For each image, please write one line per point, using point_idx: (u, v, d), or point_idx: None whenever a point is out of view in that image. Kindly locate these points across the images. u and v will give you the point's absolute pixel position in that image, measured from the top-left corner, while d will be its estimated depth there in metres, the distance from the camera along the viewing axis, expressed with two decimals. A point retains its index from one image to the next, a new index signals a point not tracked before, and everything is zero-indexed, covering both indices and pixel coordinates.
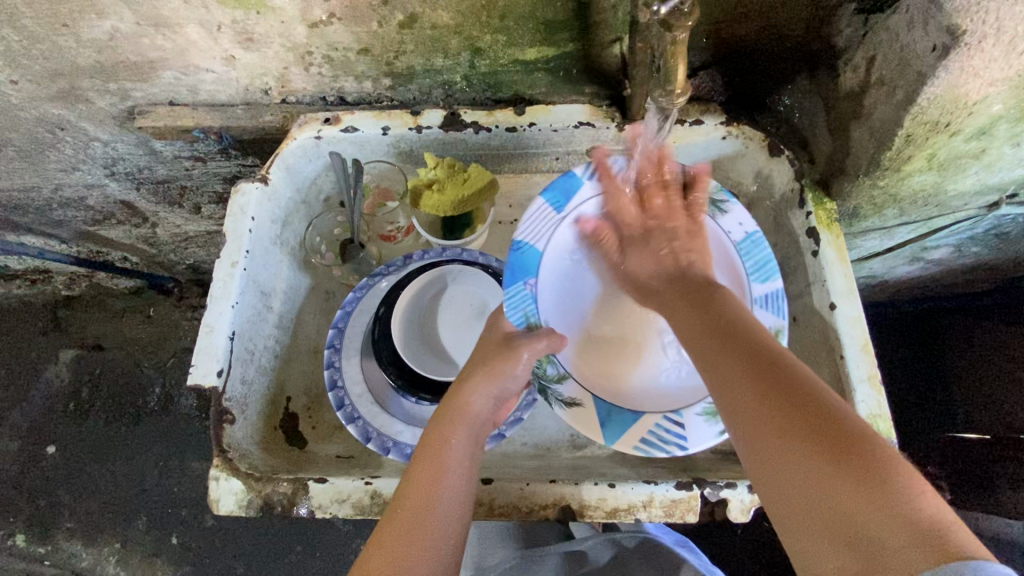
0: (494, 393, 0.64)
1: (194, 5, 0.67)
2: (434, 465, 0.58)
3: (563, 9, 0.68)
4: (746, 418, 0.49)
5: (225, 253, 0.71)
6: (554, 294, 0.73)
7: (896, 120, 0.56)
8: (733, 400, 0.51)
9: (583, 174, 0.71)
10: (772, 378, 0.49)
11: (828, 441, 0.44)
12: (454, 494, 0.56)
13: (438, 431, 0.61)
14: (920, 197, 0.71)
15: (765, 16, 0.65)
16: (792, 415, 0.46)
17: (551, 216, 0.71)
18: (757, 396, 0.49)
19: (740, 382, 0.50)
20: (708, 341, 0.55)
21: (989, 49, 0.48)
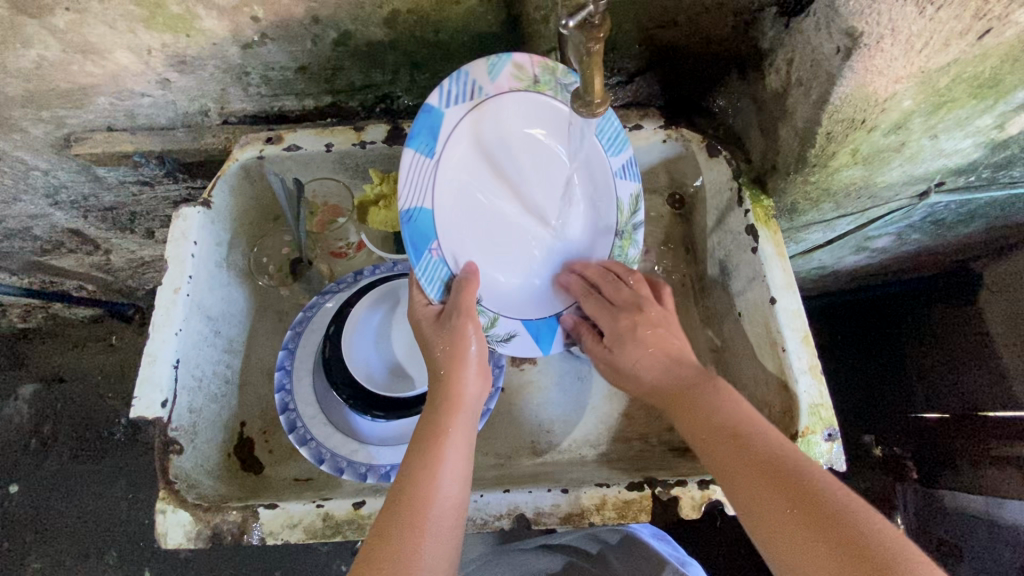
0: (478, 375, 0.64)
1: (121, 31, 0.65)
2: (432, 450, 0.58)
3: (494, 22, 0.68)
4: (776, 531, 0.49)
5: (167, 280, 0.70)
6: (454, 240, 0.66)
7: (815, 119, 0.58)
8: (764, 520, 0.51)
9: (441, 104, 0.60)
10: (794, 485, 0.50)
11: (859, 554, 0.44)
12: (452, 487, 0.56)
13: (427, 422, 0.61)
14: (851, 190, 0.73)
15: (691, 20, 0.67)
16: (826, 526, 0.47)
17: (426, 166, 0.60)
18: (785, 511, 0.49)
19: (765, 498, 0.51)
20: (729, 461, 0.56)
21: (890, 48, 0.49)
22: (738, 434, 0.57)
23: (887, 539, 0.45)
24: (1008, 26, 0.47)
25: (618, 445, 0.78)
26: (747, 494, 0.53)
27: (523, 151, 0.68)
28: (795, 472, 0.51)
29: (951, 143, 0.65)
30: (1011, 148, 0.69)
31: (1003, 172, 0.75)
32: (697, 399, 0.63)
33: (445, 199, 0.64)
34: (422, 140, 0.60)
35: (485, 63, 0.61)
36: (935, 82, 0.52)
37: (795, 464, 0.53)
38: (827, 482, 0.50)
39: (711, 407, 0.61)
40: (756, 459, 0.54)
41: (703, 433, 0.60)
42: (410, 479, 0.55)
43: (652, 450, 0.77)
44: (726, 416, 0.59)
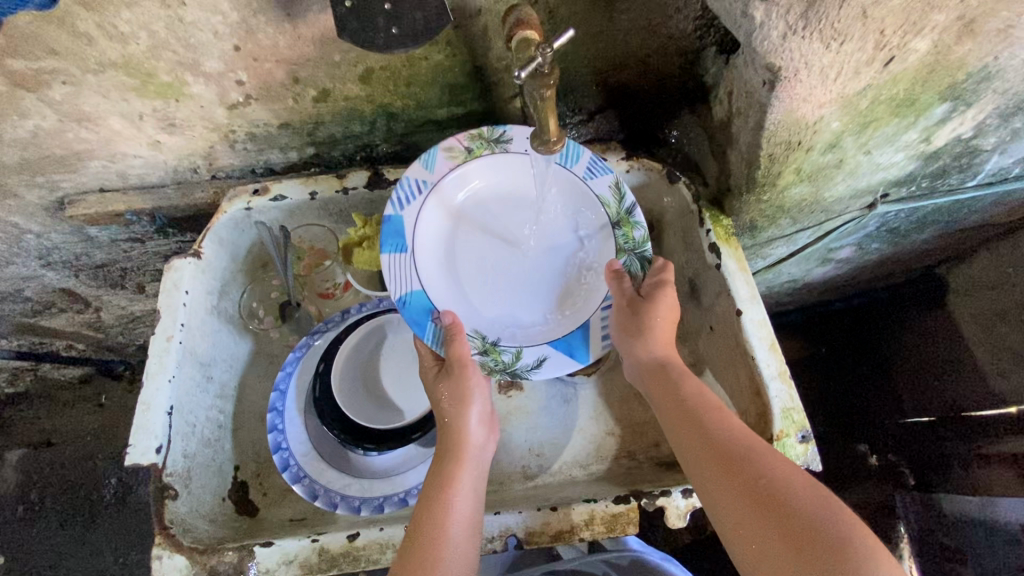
0: (482, 423, 0.68)
1: (114, 100, 0.70)
2: (441, 483, 0.62)
3: (461, 73, 0.74)
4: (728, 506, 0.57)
5: (160, 329, 0.72)
6: (461, 306, 0.73)
7: (756, 143, 0.62)
8: (717, 497, 0.58)
9: (396, 208, 0.72)
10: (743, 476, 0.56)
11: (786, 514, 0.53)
12: (462, 539, 0.58)
13: (438, 474, 0.63)
14: (803, 206, 0.79)
15: (642, 62, 0.75)
16: (755, 498, 0.55)
17: (403, 259, 0.71)
18: (732, 497, 0.56)
19: (715, 483, 0.58)
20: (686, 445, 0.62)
21: (806, 79, 0.52)
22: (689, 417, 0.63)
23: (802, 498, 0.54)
24: (910, 53, 0.52)
25: (606, 463, 0.80)
26: (703, 475, 0.60)
27: (498, 213, 0.76)
28: (747, 463, 0.57)
29: (885, 157, 0.70)
30: (942, 158, 0.74)
31: (940, 181, 0.81)
32: (666, 383, 0.67)
33: (435, 271, 0.73)
34: (390, 238, 0.71)
35: (421, 161, 0.73)
36: (856, 104, 0.57)
37: (743, 453, 0.58)
38: (781, 473, 0.55)
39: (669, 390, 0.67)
40: (711, 449, 0.60)
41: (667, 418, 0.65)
42: (427, 539, 0.57)
43: (639, 466, 0.79)
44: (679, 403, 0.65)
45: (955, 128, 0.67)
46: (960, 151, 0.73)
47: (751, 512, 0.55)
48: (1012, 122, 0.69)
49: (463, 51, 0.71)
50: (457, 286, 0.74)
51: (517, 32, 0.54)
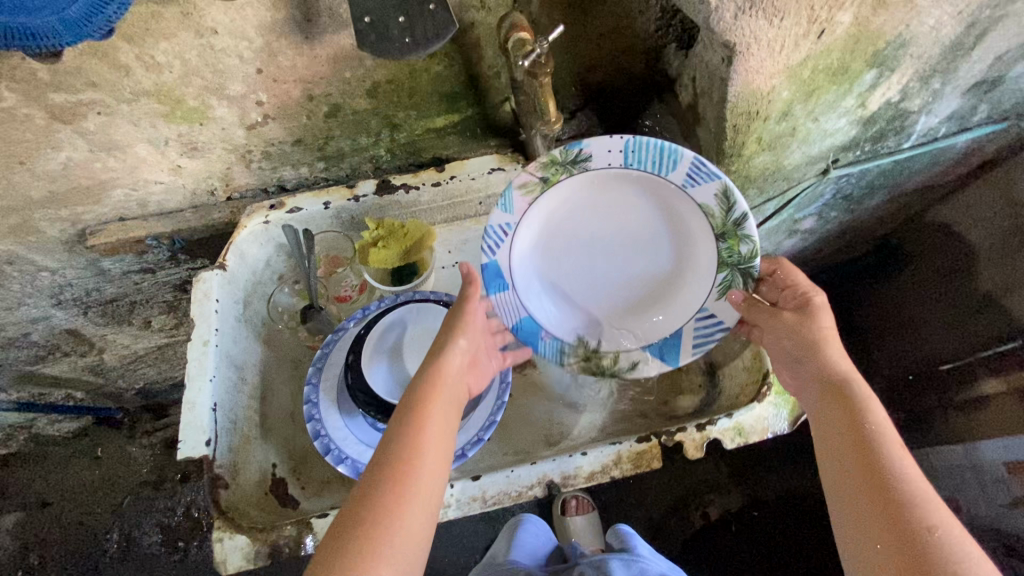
0: (464, 356, 0.70)
1: (143, 127, 0.76)
2: (418, 420, 0.62)
3: (457, 82, 0.83)
4: (843, 478, 0.56)
5: (196, 335, 0.77)
6: (568, 319, 0.79)
7: (721, 116, 0.72)
8: (837, 469, 0.57)
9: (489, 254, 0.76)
10: (895, 510, 0.51)
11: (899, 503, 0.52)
12: (428, 469, 0.58)
13: (416, 399, 0.64)
14: (767, 175, 0.89)
15: (613, 63, 0.85)
16: (879, 482, 0.54)
17: (506, 295, 0.77)
18: (872, 524, 0.52)
19: (854, 495, 0.55)
20: (830, 421, 0.60)
21: (757, 53, 0.62)
22: (840, 400, 0.61)
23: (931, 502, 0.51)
24: (837, 26, 0.63)
25: (622, 424, 0.87)
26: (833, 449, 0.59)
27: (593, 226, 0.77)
28: (912, 504, 0.51)
29: (831, 124, 0.82)
30: (878, 122, 0.86)
31: (880, 144, 0.92)
32: (836, 395, 0.61)
33: (537, 291, 0.79)
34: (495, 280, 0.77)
35: (500, 209, 0.76)
36: (800, 74, 0.68)
37: (910, 489, 0.52)
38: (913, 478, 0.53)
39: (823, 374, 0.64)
40: (854, 430, 0.58)
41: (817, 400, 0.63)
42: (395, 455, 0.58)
43: (652, 422, 0.86)
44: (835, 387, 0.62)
45: (885, 92, 0.79)
46: (893, 114, 0.85)
47: (891, 547, 0.50)
48: (930, 85, 0.81)
49: (458, 61, 0.80)
50: (562, 300, 0.79)
51: (513, 33, 0.62)
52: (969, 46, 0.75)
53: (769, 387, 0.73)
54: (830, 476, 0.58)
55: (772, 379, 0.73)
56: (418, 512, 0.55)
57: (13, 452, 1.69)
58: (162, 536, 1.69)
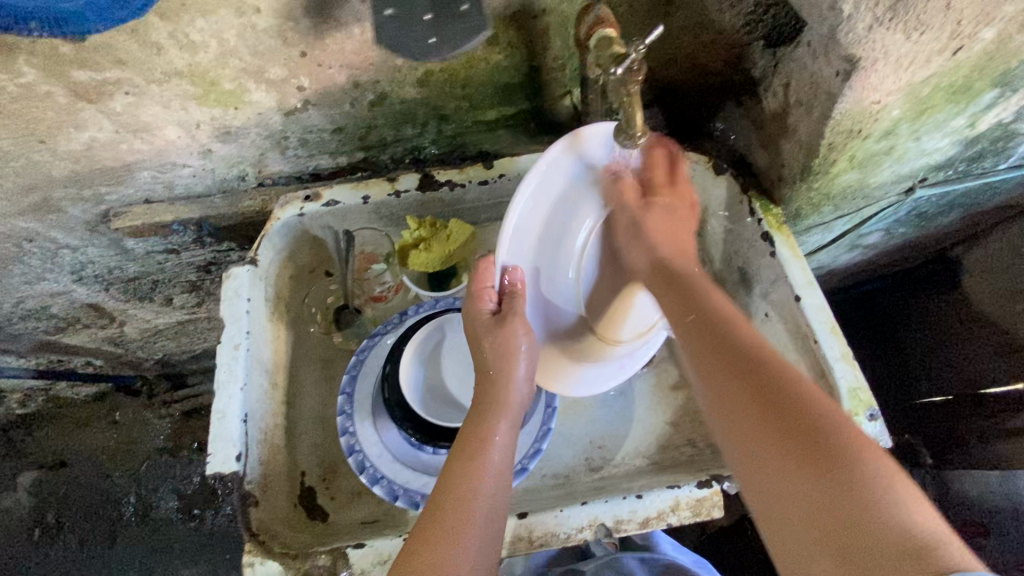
0: (526, 383, 0.70)
1: (174, 109, 0.69)
2: (475, 457, 0.62)
3: (516, 74, 0.75)
4: (732, 406, 0.56)
5: (225, 338, 0.72)
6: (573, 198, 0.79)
7: (818, 133, 0.64)
8: (727, 402, 0.57)
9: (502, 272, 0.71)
10: (797, 435, 0.50)
11: (811, 434, 0.50)
12: (491, 509, 0.58)
13: (481, 419, 0.66)
14: (848, 193, 0.81)
15: (690, 58, 0.77)
16: (772, 412, 0.53)
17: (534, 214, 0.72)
18: (779, 465, 0.50)
19: (754, 429, 0.53)
20: (705, 352, 0.61)
21: (881, 69, 0.54)
22: (720, 331, 0.61)
23: (838, 425, 0.50)
24: (977, 41, 0.54)
25: (669, 452, 0.81)
26: (718, 385, 0.58)
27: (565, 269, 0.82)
28: (809, 421, 0.51)
29: (932, 144, 0.73)
30: (981, 143, 0.77)
31: (976, 165, 0.84)
32: (692, 313, 0.65)
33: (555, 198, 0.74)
34: (512, 244, 0.71)
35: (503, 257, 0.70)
36: (919, 92, 0.59)
37: (799, 409, 0.52)
38: (817, 401, 0.52)
39: (696, 311, 0.65)
40: (739, 354, 0.58)
41: (689, 324, 0.64)
42: (458, 492, 0.58)
43: (702, 453, 0.81)
44: (714, 323, 0.62)
45: (1000, 112, 0.70)
46: (1000, 135, 0.76)
47: (805, 488, 0.47)
48: None
49: (521, 51, 0.72)
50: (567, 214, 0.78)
51: (597, 30, 0.56)
52: None
53: None
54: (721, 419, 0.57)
55: None
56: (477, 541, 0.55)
57: (32, 413, 1.67)
58: (178, 503, 1.69)
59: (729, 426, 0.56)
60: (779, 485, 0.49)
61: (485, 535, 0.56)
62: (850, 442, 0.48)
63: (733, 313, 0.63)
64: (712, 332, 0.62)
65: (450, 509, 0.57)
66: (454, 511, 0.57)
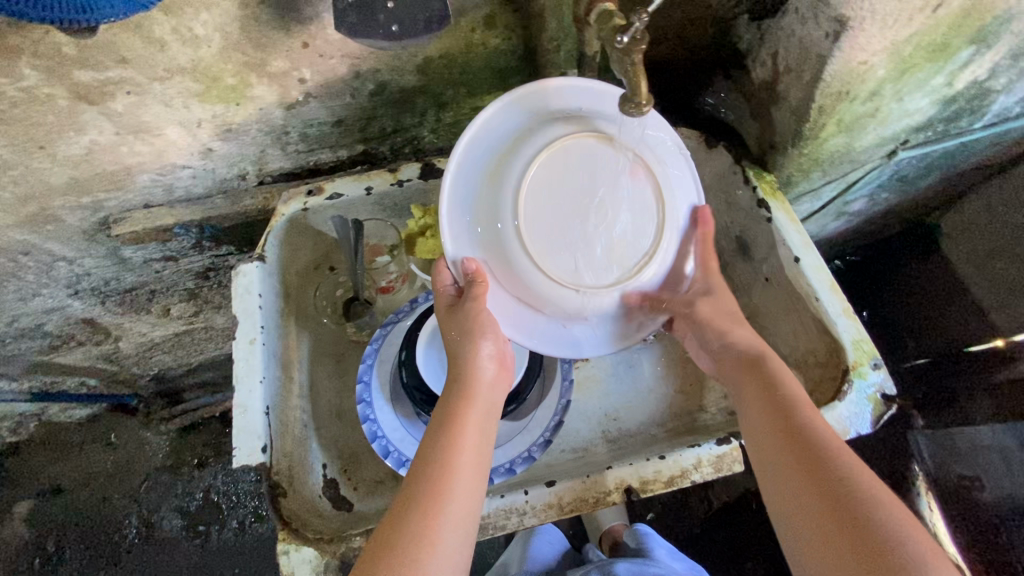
0: (492, 360, 0.66)
1: (175, 107, 0.69)
2: (451, 433, 0.60)
3: (512, 58, 0.77)
4: (786, 495, 0.57)
5: (240, 333, 0.72)
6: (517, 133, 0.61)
7: (809, 97, 0.67)
8: (781, 487, 0.58)
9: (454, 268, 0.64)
10: (847, 524, 0.52)
11: (860, 523, 0.51)
12: (464, 488, 0.58)
13: (451, 411, 0.62)
14: (836, 157, 0.84)
15: (679, 35, 0.78)
16: (825, 503, 0.54)
17: (476, 186, 0.62)
18: (819, 537, 0.53)
19: (806, 516, 0.55)
20: (770, 436, 0.61)
21: (868, 28, 0.58)
22: (783, 412, 0.61)
23: (891, 519, 0.51)
24: None
25: (681, 419, 0.84)
26: (773, 472, 0.59)
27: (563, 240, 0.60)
28: (863, 512, 0.52)
29: (913, 104, 0.76)
30: (958, 102, 0.81)
31: (953, 125, 0.88)
32: (761, 397, 0.64)
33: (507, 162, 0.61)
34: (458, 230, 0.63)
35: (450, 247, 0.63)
36: (903, 51, 0.62)
37: (848, 487, 0.54)
38: (876, 494, 0.53)
39: (757, 391, 0.65)
40: (796, 441, 0.59)
41: (757, 403, 0.64)
42: (432, 472, 0.57)
43: (714, 418, 0.83)
44: (778, 406, 0.62)
45: (975, 70, 0.74)
46: (975, 93, 0.80)
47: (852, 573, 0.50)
48: (1021, 62, 0.76)
49: (517, 34, 0.74)
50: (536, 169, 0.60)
51: (596, 6, 0.58)
52: None
53: (849, 386, 0.70)
54: (772, 487, 0.59)
55: (852, 377, 0.70)
56: (452, 525, 0.55)
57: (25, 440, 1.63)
58: (181, 521, 1.66)
59: (780, 510, 0.57)
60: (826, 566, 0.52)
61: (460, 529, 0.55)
62: (905, 537, 0.50)
63: (800, 393, 0.63)
64: (773, 418, 0.62)
65: (428, 492, 0.56)
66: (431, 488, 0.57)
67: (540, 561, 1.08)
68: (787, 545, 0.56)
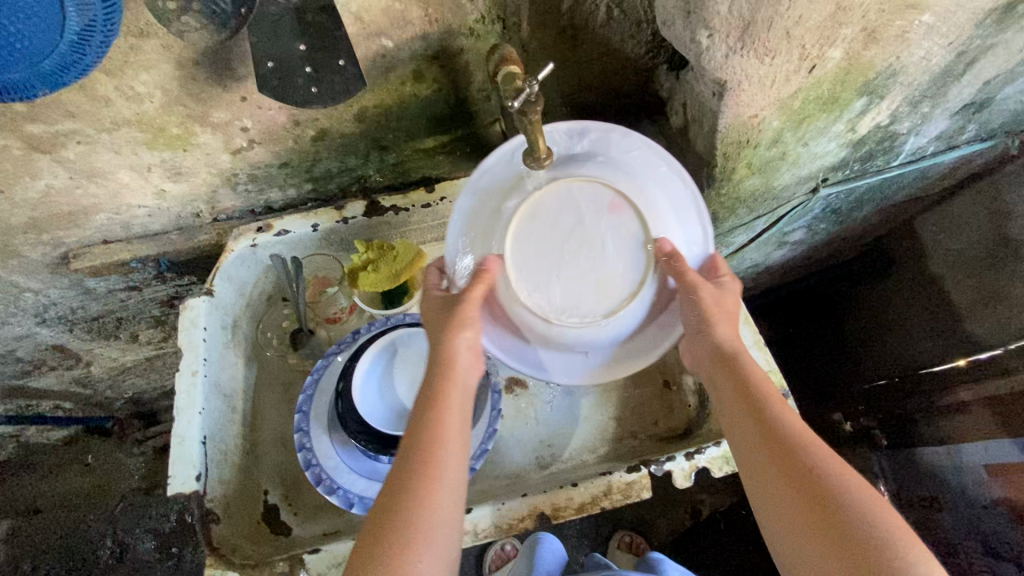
0: (471, 351, 0.67)
1: (125, 155, 0.74)
2: (421, 436, 0.59)
3: (446, 105, 0.82)
4: (770, 493, 0.56)
5: (184, 365, 0.76)
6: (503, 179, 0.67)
7: (711, 145, 0.72)
8: (763, 486, 0.57)
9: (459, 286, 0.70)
10: (831, 523, 0.51)
11: (844, 522, 0.51)
12: (445, 485, 0.57)
13: (437, 390, 0.63)
14: (757, 195, 0.89)
15: (603, 83, 0.83)
16: (810, 501, 0.53)
17: (469, 233, 0.69)
18: (800, 531, 0.53)
19: (791, 516, 0.54)
20: (750, 433, 0.60)
21: (749, 87, 0.63)
22: (755, 409, 0.61)
23: (872, 515, 0.51)
24: (828, 60, 0.63)
25: (612, 445, 0.87)
26: (756, 470, 0.58)
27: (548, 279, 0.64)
28: (846, 509, 0.51)
29: (821, 148, 0.82)
30: (867, 144, 0.86)
31: (869, 163, 0.93)
32: (741, 392, 0.63)
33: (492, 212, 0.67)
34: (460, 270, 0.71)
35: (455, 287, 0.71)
36: (790, 105, 0.68)
37: (819, 475, 0.54)
38: (857, 489, 0.53)
39: (734, 386, 0.64)
40: (778, 439, 0.58)
41: (736, 398, 0.63)
42: (403, 477, 0.57)
43: (642, 444, 0.87)
44: (756, 402, 0.62)
45: (875, 117, 0.79)
46: (882, 136, 0.85)
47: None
48: (920, 108, 0.81)
49: (447, 84, 0.79)
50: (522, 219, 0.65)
51: (503, 67, 0.63)
52: (959, 71, 0.75)
53: None
54: (754, 491, 0.58)
55: None
56: (437, 525, 0.55)
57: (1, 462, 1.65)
58: (155, 543, 1.68)
59: (766, 511, 0.56)
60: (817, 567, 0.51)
61: (445, 529, 0.55)
62: (888, 530, 0.50)
63: (773, 388, 0.63)
64: (754, 414, 0.61)
65: (405, 497, 0.56)
66: (404, 492, 0.56)
67: (548, 569, 1.11)
68: (775, 547, 0.55)
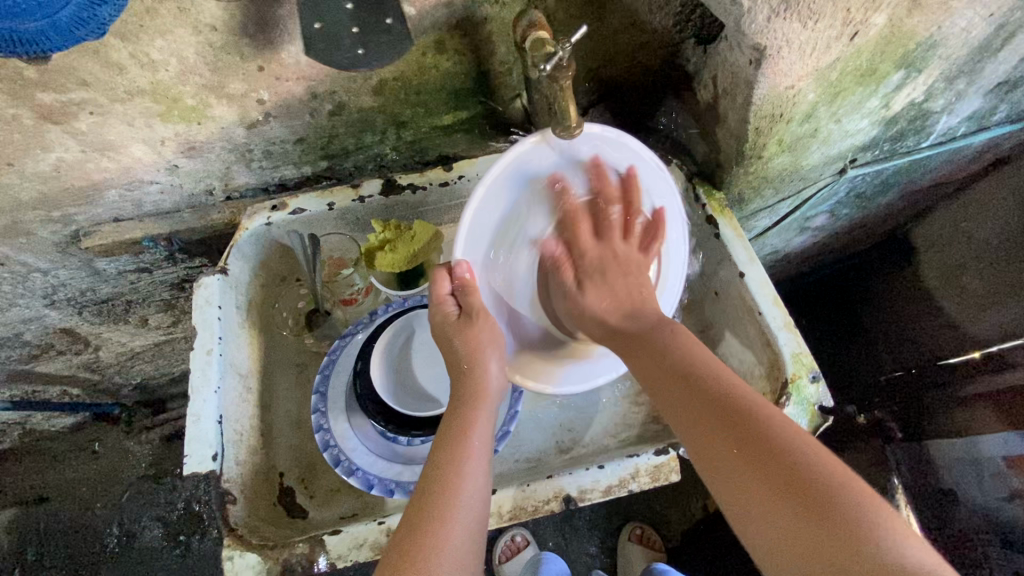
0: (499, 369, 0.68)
1: (138, 127, 0.72)
2: (455, 443, 0.62)
3: (467, 79, 0.80)
4: (711, 451, 0.54)
5: (198, 344, 0.74)
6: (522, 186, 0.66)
7: (744, 118, 0.70)
8: (705, 447, 0.55)
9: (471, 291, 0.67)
10: (773, 467, 0.50)
11: (788, 465, 0.49)
12: (474, 486, 0.59)
13: (463, 401, 0.66)
14: (785, 175, 0.87)
15: (629, 58, 0.82)
16: (750, 451, 0.51)
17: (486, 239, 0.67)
18: (747, 486, 0.51)
19: (736, 471, 0.52)
20: (679, 394, 0.58)
21: (788, 55, 0.61)
22: (684, 372, 0.59)
23: (807, 452, 0.50)
24: (870, 27, 0.60)
25: (634, 430, 0.85)
26: (694, 431, 0.56)
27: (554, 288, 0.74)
28: (782, 452, 0.50)
29: (853, 125, 0.79)
30: (899, 122, 0.83)
31: (900, 144, 0.90)
32: (669, 356, 0.62)
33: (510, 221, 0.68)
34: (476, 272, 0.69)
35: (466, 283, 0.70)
36: (828, 76, 0.65)
37: (761, 425, 0.53)
38: (792, 429, 0.52)
39: (660, 349, 0.63)
40: (713, 397, 0.56)
41: (656, 361, 0.62)
42: (439, 477, 0.59)
43: (665, 429, 0.85)
44: (680, 365, 0.60)
45: (910, 92, 0.77)
46: (916, 114, 0.83)
47: (793, 521, 0.47)
48: (956, 85, 0.79)
49: (469, 57, 0.77)
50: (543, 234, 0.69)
51: (531, 33, 0.60)
52: (999, 45, 0.73)
53: (788, 399, 0.72)
54: (696, 458, 0.56)
55: (791, 390, 0.72)
56: (466, 519, 0.57)
57: (8, 449, 1.64)
58: (162, 532, 1.67)
59: (711, 473, 0.54)
60: (771, 522, 0.48)
61: (474, 528, 0.57)
62: (822, 465, 0.49)
63: (697, 349, 0.62)
64: (681, 375, 0.59)
65: (441, 494, 0.57)
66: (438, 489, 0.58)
67: None
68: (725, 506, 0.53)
